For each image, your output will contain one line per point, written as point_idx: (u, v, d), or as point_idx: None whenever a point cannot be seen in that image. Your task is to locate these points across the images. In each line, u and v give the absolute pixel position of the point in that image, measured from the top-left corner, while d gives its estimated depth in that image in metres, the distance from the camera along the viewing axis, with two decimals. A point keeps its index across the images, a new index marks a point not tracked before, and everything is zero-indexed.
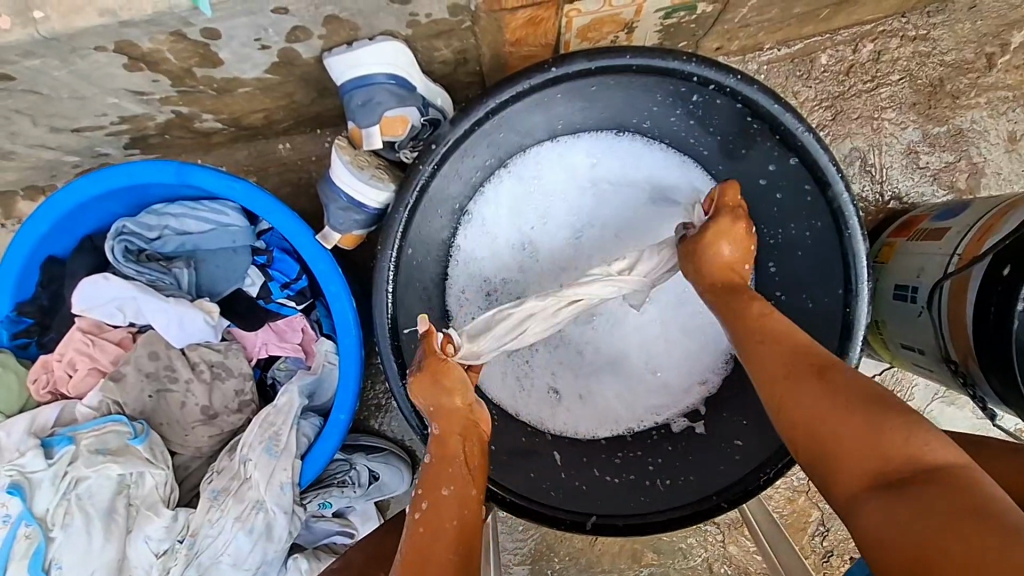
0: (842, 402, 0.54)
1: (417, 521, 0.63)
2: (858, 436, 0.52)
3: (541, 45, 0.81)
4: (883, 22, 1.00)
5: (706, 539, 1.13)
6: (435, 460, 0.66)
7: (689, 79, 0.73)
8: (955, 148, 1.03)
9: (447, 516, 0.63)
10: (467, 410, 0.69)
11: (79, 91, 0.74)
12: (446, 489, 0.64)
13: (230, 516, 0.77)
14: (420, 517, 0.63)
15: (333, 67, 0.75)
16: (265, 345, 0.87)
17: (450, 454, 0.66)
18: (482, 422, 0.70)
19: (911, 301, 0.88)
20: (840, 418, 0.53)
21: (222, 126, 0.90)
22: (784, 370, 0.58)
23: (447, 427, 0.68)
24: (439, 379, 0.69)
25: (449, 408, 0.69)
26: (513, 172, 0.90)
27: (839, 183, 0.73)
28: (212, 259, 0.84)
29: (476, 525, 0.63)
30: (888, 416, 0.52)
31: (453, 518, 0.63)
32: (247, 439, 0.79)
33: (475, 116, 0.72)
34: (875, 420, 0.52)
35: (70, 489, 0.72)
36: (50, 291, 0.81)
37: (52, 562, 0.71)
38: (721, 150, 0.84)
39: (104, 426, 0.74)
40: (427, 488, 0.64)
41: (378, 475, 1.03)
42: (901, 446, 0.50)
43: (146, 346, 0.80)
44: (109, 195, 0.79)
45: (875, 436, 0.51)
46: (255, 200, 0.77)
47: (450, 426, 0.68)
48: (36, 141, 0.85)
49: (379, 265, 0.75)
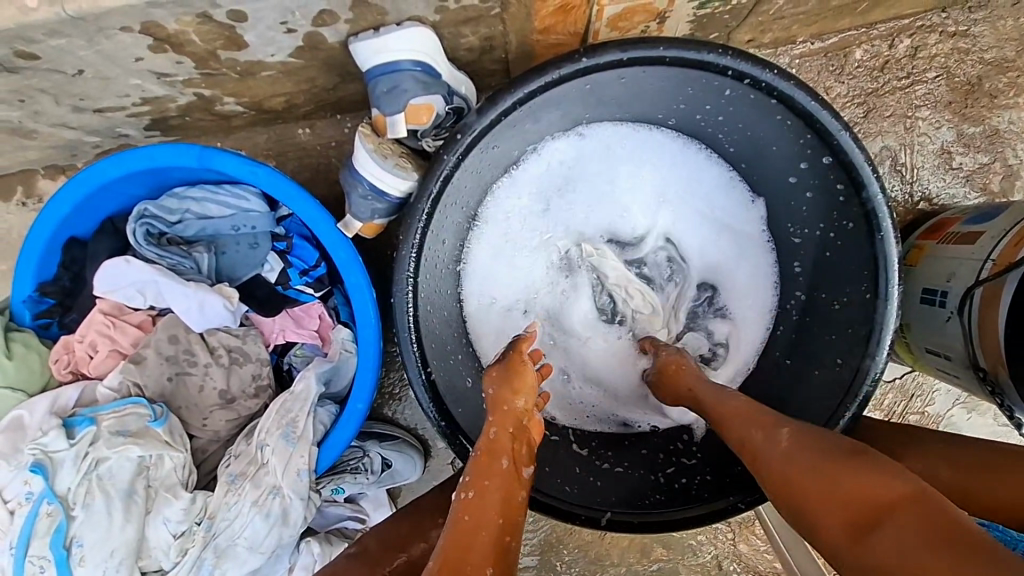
0: (806, 451, 0.54)
1: (463, 503, 0.60)
2: (813, 480, 0.51)
3: (569, 34, 0.80)
4: (922, 17, 0.97)
5: (716, 537, 1.13)
6: (483, 452, 0.65)
7: (724, 73, 0.71)
8: (991, 149, 1.00)
9: (493, 509, 0.60)
10: (523, 413, 0.68)
11: (104, 71, 0.74)
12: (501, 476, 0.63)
13: (247, 500, 0.77)
14: (463, 505, 0.60)
15: (359, 52, 0.74)
16: (283, 331, 0.87)
17: (495, 446, 0.65)
18: (532, 428, 0.68)
19: (939, 306, 0.86)
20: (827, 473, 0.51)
21: (243, 109, 0.89)
22: (751, 416, 0.61)
23: (501, 422, 0.66)
24: (508, 379, 0.69)
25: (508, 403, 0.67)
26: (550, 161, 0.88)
27: (874, 184, 0.70)
28: (233, 244, 0.84)
29: (518, 511, 0.62)
30: (836, 456, 0.52)
31: (499, 511, 0.60)
32: (264, 425, 0.80)
33: (502, 106, 0.70)
34: (826, 463, 0.52)
35: (91, 469, 0.72)
36: (72, 273, 0.82)
37: (72, 540, 0.71)
38: (753, 147, 0.82)
39: (124, 408, 0.75)
40: (480, 471, 0.63)
41: (390, 462, 1.04)
42: (851, 477, 0.50)
43: (166, 330, 0.80)
44: (130, 177, 0.79)
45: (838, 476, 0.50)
46: (277, 186, 0.76)
47: (502, 419, 0.67)
48: (59, 120, 0.85)
49: (400, 255, 0.75)
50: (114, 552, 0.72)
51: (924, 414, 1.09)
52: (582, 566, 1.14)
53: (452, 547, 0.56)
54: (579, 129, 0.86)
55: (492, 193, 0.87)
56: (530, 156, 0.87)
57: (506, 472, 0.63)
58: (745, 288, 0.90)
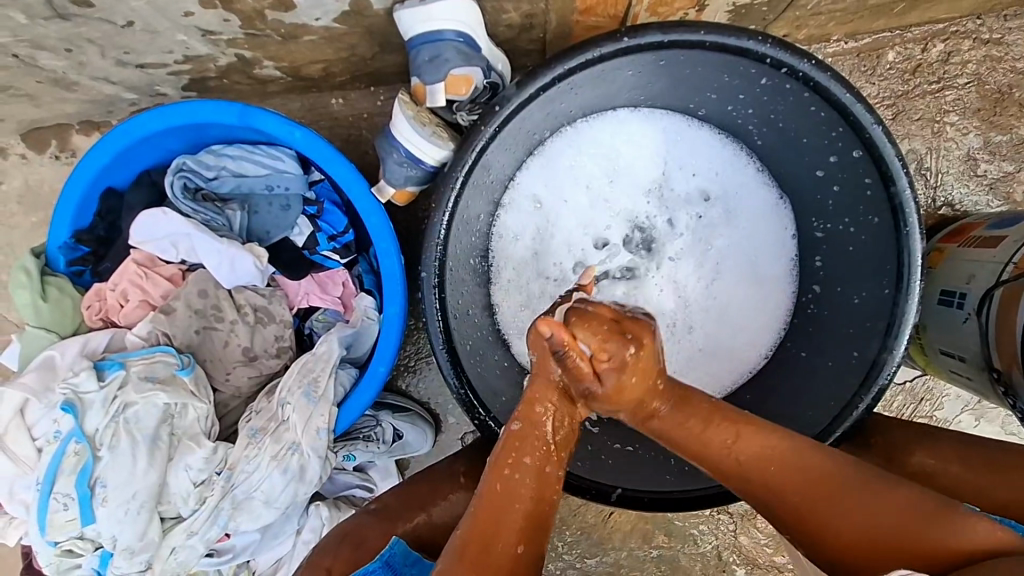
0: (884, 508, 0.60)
1: (490, 480, 0.62)
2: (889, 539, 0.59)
3: (608, 16, 0.81)
4: (957, 22, 0.98)
5: (718, 528, 1.14)
6: (507, 446, 0.63)
7: (761, 61, 0.72)
8: (1016, 158, 1.01)
9: (518, 496, 0.61)
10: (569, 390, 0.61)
11: (152, 24, 0.75)
12: (524, 470, 0.62)
13: (266, 454, 0.79)
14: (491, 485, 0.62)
15: (403, 20, 0.75)
16: (307, 295, 0.88)
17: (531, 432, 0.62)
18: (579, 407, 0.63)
19: (957, 308, 0.87)
20: (828, 512, 0.61)
21: (280, 74, 0.90)
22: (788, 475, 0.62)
23: (540, 400, 0.61)
24: (549, 356, 0.59)
25: (549, 379, 0.60)
26: (586, 135, 0.89)
27: (904, 180, 0.71)
28: (266, 206, 0.85)
29: (549, 504, 0.63)
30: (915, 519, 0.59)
31: (524, 498, 0.61)
32: (286, 383, 0.81)
33: (541, 81, 0.71)
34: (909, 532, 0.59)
35: (118, 413, 0.74)
36: (107, 222, 0.84)
37: (97, 480, 0.73)
38: (784, 138, 0.82)
39: (153, 355, 0.76)
40: (507, 462, 0.62)
41: (402, 433, 1.05)
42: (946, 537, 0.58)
43: (195, 284, 0.82)
44: (171, 131, 0.80)
45: (850, 504, 0.60)
46: (315, 148, 0.78)
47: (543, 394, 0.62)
48: (101, 73, 0.86)
49: (432, 221, 0.76)
50: (136, 495, 0.74)
51: (932, 418, 1.10)
52: (584, 548, 1.16)
53: (475, 528, 0.60)
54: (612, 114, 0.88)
55: (521, 172, 0.88)
56: (564, 137, 0.88)
57: (533, 461, 0.62)
58: (767, 282, 0.90)
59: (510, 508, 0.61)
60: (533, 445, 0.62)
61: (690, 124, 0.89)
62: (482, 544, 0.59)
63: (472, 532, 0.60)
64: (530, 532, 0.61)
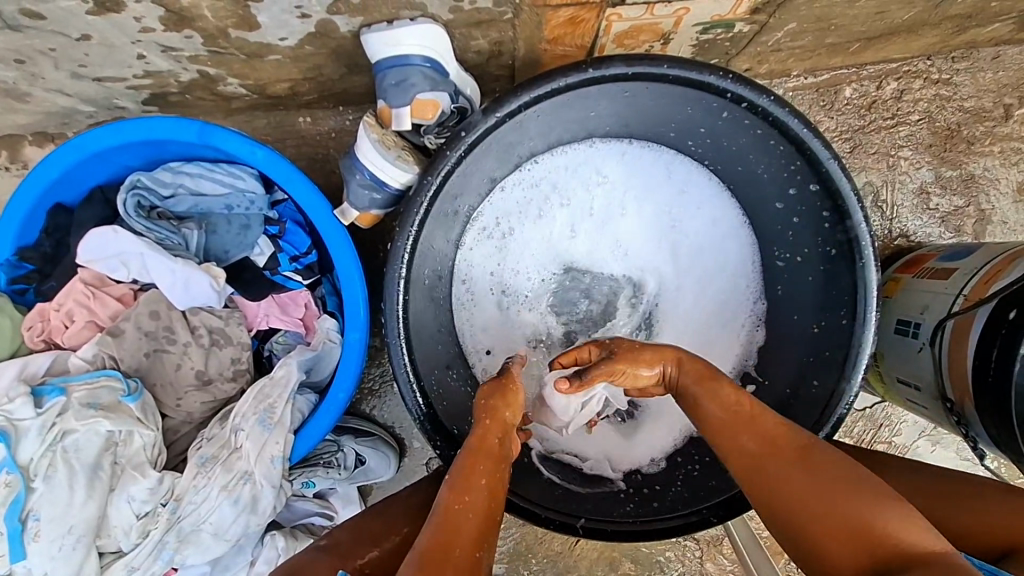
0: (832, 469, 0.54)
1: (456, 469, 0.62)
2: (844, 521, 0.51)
3: (576, 46, 0.81)
4: (910, 62, 1.02)
5: (684, 554, 1.13)
6: (460, 470, 0.62)
7: (723, 95, 0.73)
8: (966, 193, 1.05)
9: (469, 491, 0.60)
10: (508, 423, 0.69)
11: (109, 38, 0.73)
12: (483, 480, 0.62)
13: (216, 484, 0.75)
14: (455, 474, 0.62)
15: (370, 43, 0.74)
16: (267, 317, 0.85)
17: (483, 449, 0.65)
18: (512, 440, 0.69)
19: (912, 337, 0.89)
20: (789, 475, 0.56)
21: (245, 92, 0.89)
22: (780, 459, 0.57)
23: (491, 427, 0.67)
24: (502, 392, 0.70)
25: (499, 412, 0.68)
26: (596, 160, 0.90)
27: (859, 213, 0.72)
28: (225, 224, 0.82)
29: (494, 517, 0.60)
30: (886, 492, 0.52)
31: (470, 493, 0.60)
32: (240, 409, 0.78)
33: (507, 107, 0.71)
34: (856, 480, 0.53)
35: (56, 441, 0.70)
36: (54, 239, 0.80)
37: (28, 514, 0.69)
38: (741, 177, 0.85)
39: (96, 379, 0.73)
40: (464, 480, 0.61)
41: (365, 459, 1.02)
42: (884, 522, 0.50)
43: (147, 305, 0.79)
44: (126, 147, 0.78)
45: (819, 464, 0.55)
46: (277, 168, 0.77)
47: (494, 425, 0.67)
48: (55, 86, 0.84)
49: (395, 245, 0.74)
50: (72, 529, 0.70)
51: (891, 444, 1.12)
52: None
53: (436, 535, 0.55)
54: (608, 142, 0.89)
55: (507, 180, 0.88)
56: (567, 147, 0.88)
57: (486, 482, 0.62)
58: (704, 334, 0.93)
59: (465, 517, 0.58)
60: (484, 466, 0.63)
61: (700, 181, 0.90)
62: (443, 548, 0.54)
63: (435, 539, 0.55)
64: (485, 542, 0.57)
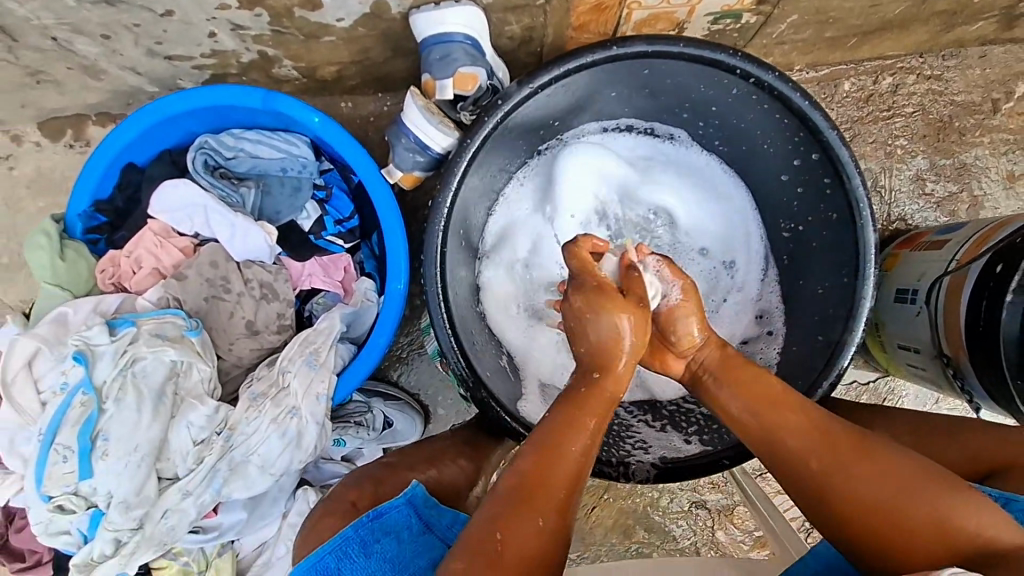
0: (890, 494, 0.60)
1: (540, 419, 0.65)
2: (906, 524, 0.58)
3: (599, 33, 0.91)
4: (904, 59, 1.11)
5: (696, 523, 1.17)
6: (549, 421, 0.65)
7: (733, 71, 0.81)
8: (959, 180, 1.12)
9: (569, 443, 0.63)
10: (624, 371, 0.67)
11: (188, 16, 0.83)
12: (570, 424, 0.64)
13: (267, 417, 0.81)
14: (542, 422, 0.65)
15: (418, 23, 0.84)
16: (310, 276, 0.93)
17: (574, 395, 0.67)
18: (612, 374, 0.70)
19: (909, 302, 0.95)
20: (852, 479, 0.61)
21: (297, 74, 0.98)
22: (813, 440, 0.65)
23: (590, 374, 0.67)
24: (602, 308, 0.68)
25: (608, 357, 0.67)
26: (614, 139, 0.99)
27: (857, 177, 0.80)
28: (278, 186, 0.90)
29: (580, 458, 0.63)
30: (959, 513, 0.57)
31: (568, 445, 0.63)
32: (287, 353, 0.84)
33: (541, 79, 0.79)
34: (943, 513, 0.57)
35: (126, 367, 0.77)
36: (125, 195, 0.89)
37: (98, 434, 0.75)
38: (747, 154, 0.93)
39: (163, 316, 0.80)
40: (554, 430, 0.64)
41: (392, 421, 1.08)
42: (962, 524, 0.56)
43: (207, 256, 0.86)
44: (196, 112, 0.87)
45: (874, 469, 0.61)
46: (331, 134, 0.85)
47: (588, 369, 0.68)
48: (129, 63, 0.93)
49: (437, 201, 0.82)
50: (137, 447, 0.76)
51: None
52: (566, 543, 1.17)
53: (531, 477, 0.60)
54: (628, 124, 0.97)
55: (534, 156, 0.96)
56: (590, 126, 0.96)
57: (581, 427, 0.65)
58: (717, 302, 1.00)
59: (559, 466, 0.62)
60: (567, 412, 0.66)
61: (706, 161, 0.98)
62: (538, 488, 0.60)
63: (525, 479, 0.60)
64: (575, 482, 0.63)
